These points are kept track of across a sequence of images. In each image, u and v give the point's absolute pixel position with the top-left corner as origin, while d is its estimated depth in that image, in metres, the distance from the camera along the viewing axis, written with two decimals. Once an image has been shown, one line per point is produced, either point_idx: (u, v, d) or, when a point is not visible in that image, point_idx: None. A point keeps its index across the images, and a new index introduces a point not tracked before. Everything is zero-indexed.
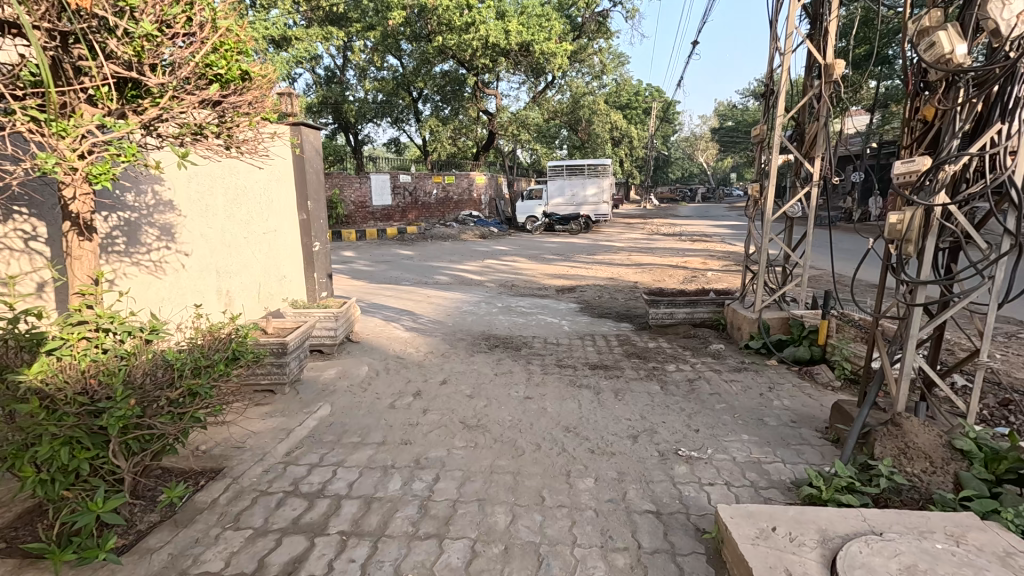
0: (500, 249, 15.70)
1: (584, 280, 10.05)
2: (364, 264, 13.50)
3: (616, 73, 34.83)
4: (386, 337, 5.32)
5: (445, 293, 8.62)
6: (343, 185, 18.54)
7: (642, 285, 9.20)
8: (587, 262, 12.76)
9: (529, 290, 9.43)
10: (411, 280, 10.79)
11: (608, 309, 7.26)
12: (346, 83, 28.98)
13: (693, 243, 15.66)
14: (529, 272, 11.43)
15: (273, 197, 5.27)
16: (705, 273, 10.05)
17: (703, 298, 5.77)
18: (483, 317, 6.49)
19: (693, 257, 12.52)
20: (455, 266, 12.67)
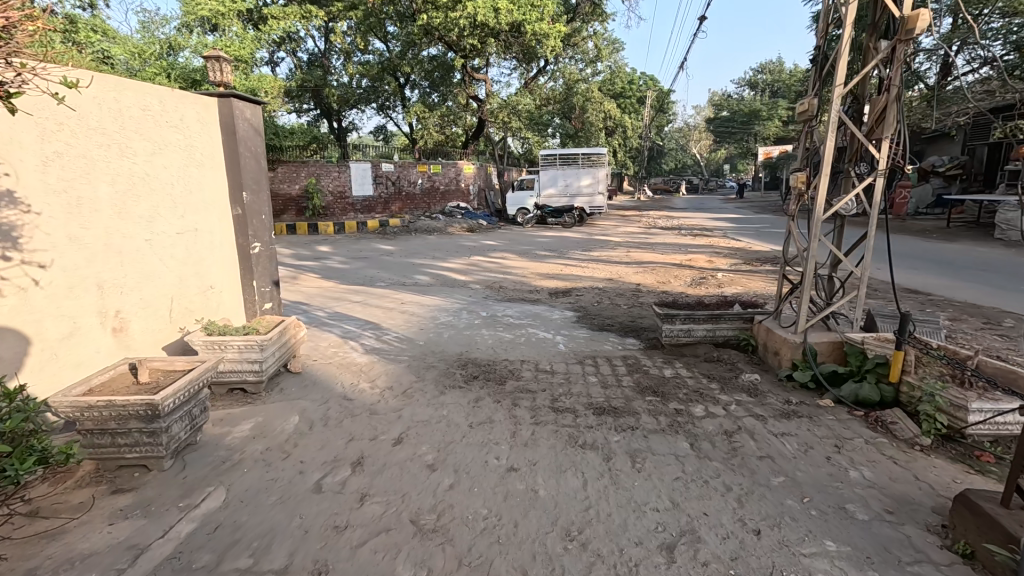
0: (489, 244, 14.66)
1: (581, 282, 9.02)
2: (339, 260, 12.38)
3: (611, 60, 33.61)
4: (338, 364, 4.25)
5: (422, 298, 7.54)
6: (321, 175, 17.33)
7: (646, 288, 8.19)
8: (583, 259, 11.73)
9: (519, 293, 8.38)
10: (388, 280, 9.71)
11: (610, 321, 6.22)
12: (329, 66, 27.59)
13: (694, 238, 14.72)
14: (520, 270, 10.44)
15: (193, 186, 4.16)
16: (716, 274, 9.01)
17: (728, 312, 4.75)
18: (463, 332, 5.43)
19: (699, 255, 11.52)
20: (439, 263, 11.58)
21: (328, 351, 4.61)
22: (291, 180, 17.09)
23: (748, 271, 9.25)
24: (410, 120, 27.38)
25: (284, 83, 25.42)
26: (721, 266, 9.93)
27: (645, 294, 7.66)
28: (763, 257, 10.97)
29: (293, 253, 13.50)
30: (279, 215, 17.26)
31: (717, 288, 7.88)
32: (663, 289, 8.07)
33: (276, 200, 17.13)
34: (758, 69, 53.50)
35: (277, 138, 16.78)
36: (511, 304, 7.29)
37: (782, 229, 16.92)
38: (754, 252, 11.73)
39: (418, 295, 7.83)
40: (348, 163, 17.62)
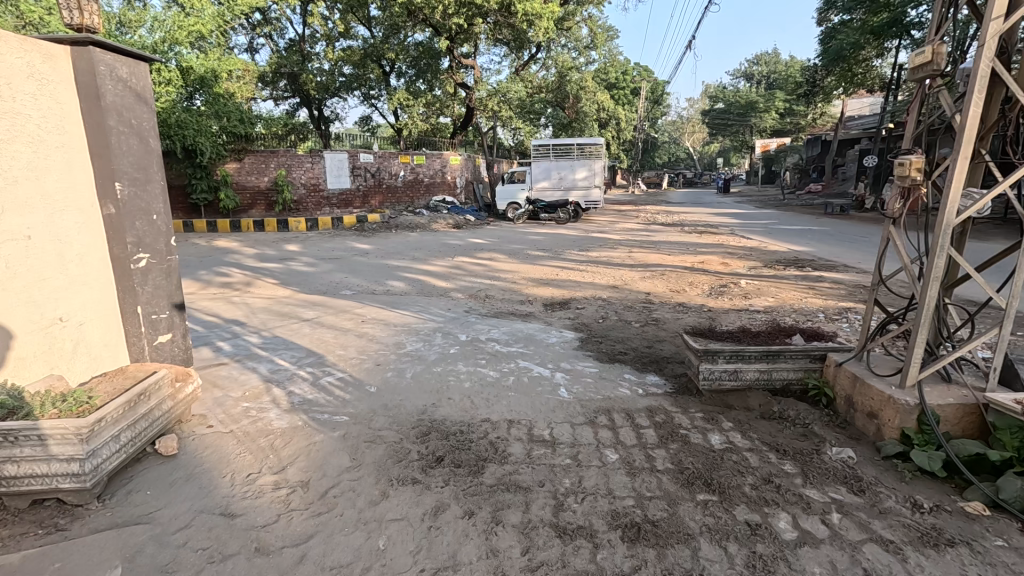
0: (476, 242, 13.36)
1: (580, 290, 7.70)
2: (306, 262, 10.97)
3: (605, 48, 32.32)
4: (242, 433, 2.92)
5: (390, 313, 6.19)
6: (292, 166, 15.81)
7: (659, 298, 6.92)
8: (580, 260, 10.44)
9: (506, 305, 7.05)
10: (355, 287, 8.32)
11: (623, 350, 4.93)
12: (306, 51, 25.95)
13: (700, 236, 13.50)
14: (509, 274, 9.14)
15: (16, 174, 2.82)
16: (736, 280, 7.75)
17: (791, 348, 3.50)
18: (433, 370, 4.11)
19: (709, 256, 10.28)
20: (416, 265, 10.21)
21: (238, 407, 3.27)
22: (259, 171, 15.53)
23: (772, 276, 8.03)
24: (394, 108, 25.91)
25: (258, 67, 23.74)
26: (739, 270, 8.70)
27: (660, 310, 6.37)
28: (782, 258, 9.77)
29: (256, 254, 12.06)
30: (246, 210, 15.74)
31: (744, 299, 6.61)
32: (679, 300, 6.80)
33: (243, 194, 15.59)
34: (754, 61, 52.54)
35: (247, 126, 14.93)
36: (499, 322, 5.97)
37: (792, 226, 15.76)
38: (769, 252, 10.54)
39: (386, 309, 6.47)
40: (322, 153, 16.11)
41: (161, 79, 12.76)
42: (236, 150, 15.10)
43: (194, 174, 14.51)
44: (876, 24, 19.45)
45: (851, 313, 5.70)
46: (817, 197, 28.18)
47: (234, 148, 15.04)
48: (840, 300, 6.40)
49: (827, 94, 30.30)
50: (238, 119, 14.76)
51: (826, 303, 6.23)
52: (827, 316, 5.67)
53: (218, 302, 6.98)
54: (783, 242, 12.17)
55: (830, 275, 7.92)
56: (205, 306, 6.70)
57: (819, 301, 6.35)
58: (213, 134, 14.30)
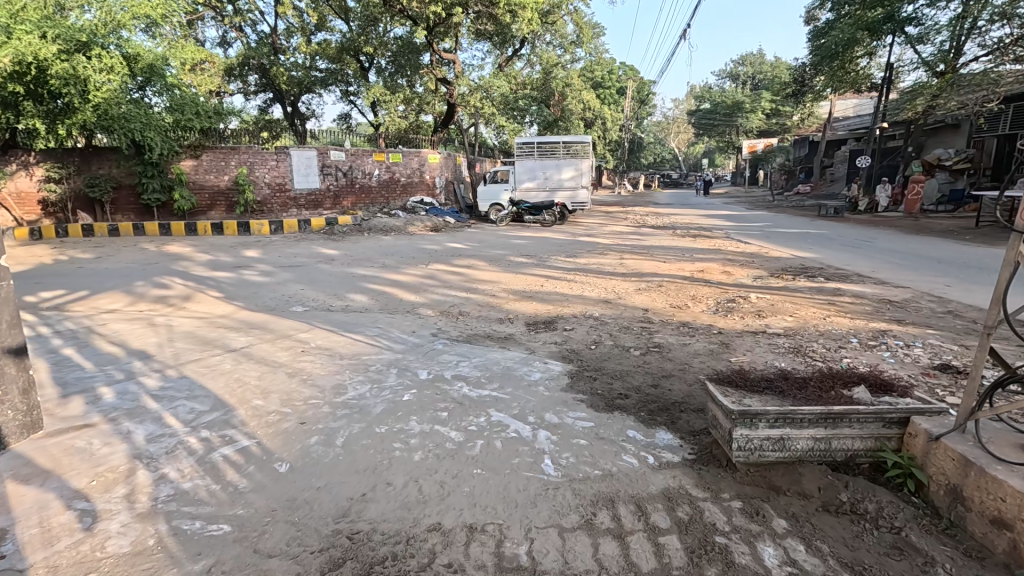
0: (454, 247, 12.34)
1: (568, 305, 6.72)
2: (261, 270, 9.81)
3: (591, 45, 31.54)
4: (46, 570, 1.91)
5: (340, 339, 5.12)
6: (254, 164, 14.61)
7: (659, 317, 5.99)
8: (566, 268, 9.47)
9: (482, 326, 6.04)
10: (309, 302, 7.21)
11: (624, 391, 3.96)
12: (279, 45, 24.60)
13: (695, 240, 12.65)
14: (489, 285, 8.14)
15: None
16: (744, 293, 6.84)
17: (857, 409, 2.57)
18: (374, 431, 3.08)
19: (708, 264, 9.38)
20: (385, 274, 9.14)
21: (63, 516, 2.23)
22: (219, 169, 14.34)
23: (781, 287, 7.16)
24: (371, 104, 24.70)
25: (225, 60, 22.37)
26: (743, 281, 7.80)
27: (661, 332, 5.42)
28: (787, 266, 8.91)
29: (209, 261, 10.87)
30: (205, 212, 14.48)
31: (758, 319, 5.69)
32: (683, 320, 5.86)
33: (201, 194, 14.34)
34: (739, 61, 52.32)
35: (204, 119, 13.59)
36: (471, 349, 4.95)
37: (788, 229, 15.05)
38: (771, 259, 9.69)
39: (337, 332, 5.40)
40: (288, 150, 14.92)
41: (101, 66, 11.42)
42: (192, 147, 13.93)
43: (144, 172, 13.38)
44: (873, 19, 19.59)
45: (888, 337, 4.81)
46: (807, 199, 27.65)
47: (190, 144, 13.85)
48: (869, 319, 5.52)
49: (814, 95, 29.96)
50: (194, 112, 13.43)
51: (855, 323, 5.34)
52: (862, 342, 4.77)
53: (137, 322, 5.85)
54: (783, 247, 11.36)
55: (848, 287, 7.04)
56: (116, 329, 5.53)
57: (845, 320, 5.45)
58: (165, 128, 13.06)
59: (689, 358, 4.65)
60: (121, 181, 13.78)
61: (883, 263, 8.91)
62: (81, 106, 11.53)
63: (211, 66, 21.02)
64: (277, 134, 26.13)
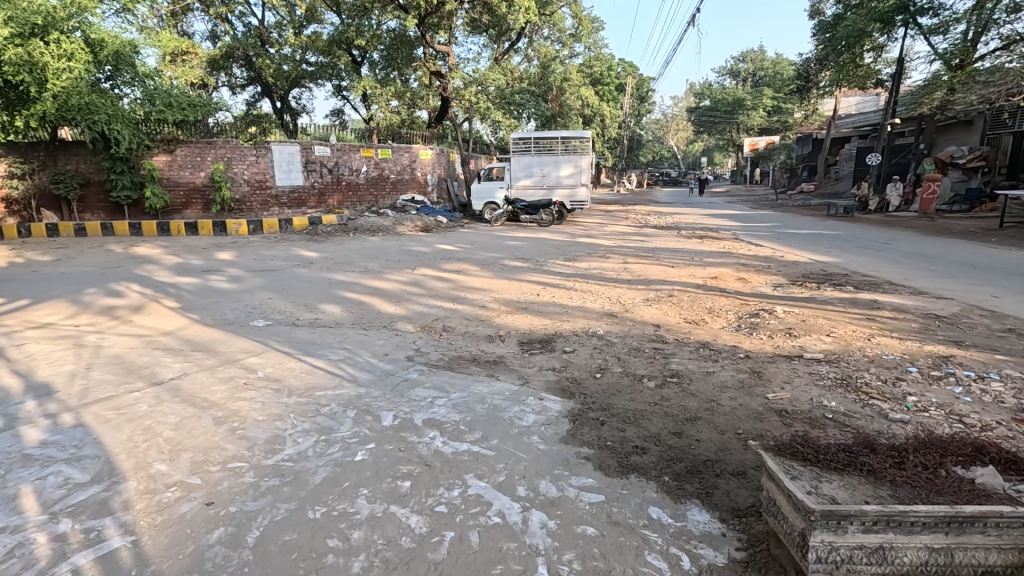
0: (445, 249, 11.50)
1: (568, 319, 5.88)
2: (230, 276, 8.91)
3: (589, 39, 30.71)
4: None
5: (294, 367, 4.25)
6: (232, 159, 13.69)
7: (674, 337, 5.16)
8: (565, 274, 8.63)
9: (468, 346, 5.19)
10: (273, 315, 6.33)
11: (639, 443, 3.13)
12: (266, 37, 23.61)
13: (703, 242, 11.82)
14: (479, 294, 7.28)
15: None
16: (768, 306, 6.02)
17: (999, 510, 1.77)
18: (305, 521, 2.24)
19: (720, 270, 8.55)
20: (365, 281, 8.27)
21: None
22: (194, 165, 13.43)
23: (809, 299, 6.33)
24: (362, 99, 23.73)
25: (208, 51, 21.32)
26: (764, 291, 6.97)
27: (678, 358, 4.58)
28: (808, 272, 8.10)
29: (176, 264, 9.98)
30: (179, 210, 13.56)
31: (791, 339, 4.87)
32: (702, 341, 5.02)
33: (176, 192, 13.43)
34: (740, 58, 51.45)
35: (183, 112, 12.67)
36: (452, 380, 4.10)
37: (799, 229, 14.27)
38: (788, 264, 8.87)
39: (293, 356, 4.54)
40: (269, 145, 14.00)
41: (61, 52, 10.56)
42: (166, 141, 13.01)
43: (113, 168, 12.44)
44: (884, 10, 19.02)
45: (954, 366, 4.00)
46: (812, 198, 26.88)
47: (164, 137, 12.94)
48: (922, 340, 4.70)
49: (818, 91, 29.23)
50: (168, 104, 12.53)
51: (908, 347, 4.51)
52: (923, 372, 3.94)
53: (62, 343, 4.95)
54: (799, 249, 10.55)
55: (885, 299, 6.21)
56: (31, 351, 4.65)
57: (895, 342, 4.63)
58: (135, 121, 12.18)
59: (716, 393, 3.81)
60: (89, 178, 12.89)
61: (913, 270, 8.11)
62: (40, 96, 10.62)
63: (193, 57, 20.03)
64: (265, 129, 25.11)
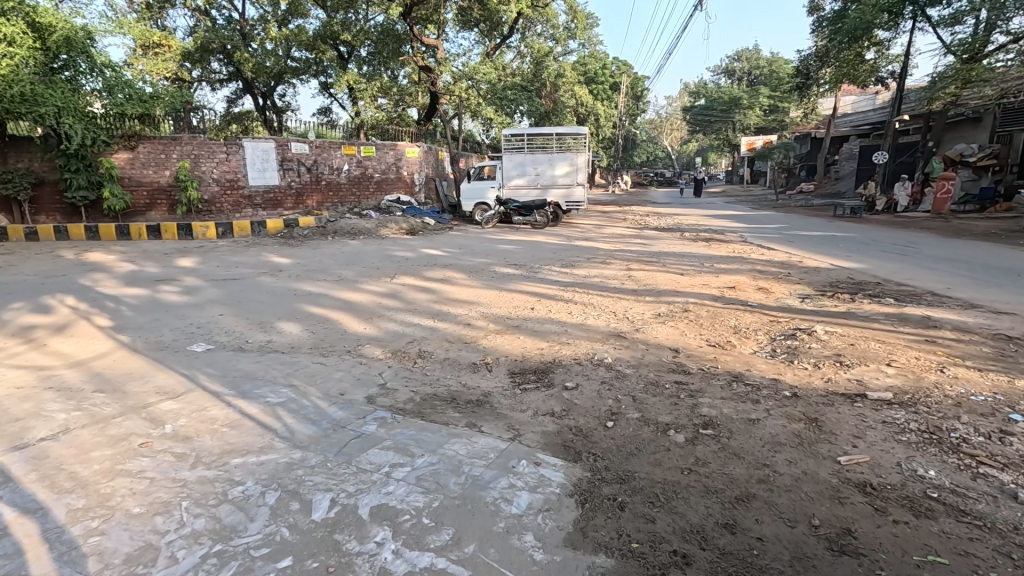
0: (431, 253, 10.54)
1: (568, 341, 4.94)
2: (184, 286, 7.89)
3: (584, 36, 29.87)
4: None
5: (215, 418, 3.27)
6: (199, 156, 12.60)
7: (698, 367, 4.24)
8: (562, 283, 7.71)
9: (448, 379, 4.24)
10: (218, 336, 5.31)
11: (678, 545, 2.19)
12: (247, 31, 22.56)
13: (710, 245, 10.95)
14: (464, 308, 6.34)
15: None
16: (805, 325, 5.11)
17: None
18: None
19: (735, 278, 7.64)
20: (335, 292, 7.28)
21: None
22: (158, 163, 12.36)
23: (847, 315, 5.43)
24: (348, 95, 22.68)
25: (184, 44, 20.17)
26: (792, 305, 6.06)
27: (706, 397, 3.66)
28: (835, 281, 7.23)
29: (129, 273, 8.96)
30: (143, 212, 12.47)
31: (843, 370, 3.96)
32: (734, 373, 4.09)
33: (138, 192, 12.34)
34: (735, 57, 50.80)
35: (143, 106, 11.79)
36: (422, 433, 3.15)
37: (809, 231, 13.45)
38: (810, 271, 7.99)
39: (220, 399, 3.56)
40: (240, 141, 12.98)
41: None
42: (127, 137, 11.93)
43: (67, 166, 11.36)
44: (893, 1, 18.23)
45: None
46: (813, 198, 26.23)
47: (124, 133, 11.87)
48: (1008, 372, 3.79)
49: (817, 89, 28.55)
50: (128, 96, 11.65)
51: (996, 382, 3.60)
52: None
53: None
54: (816, 253, 9.69)
55: (937, 315, 5.32)
56: None
57: (976, 375, 3.72)
58: (88, 115, 11.15)
59: (767, 452, 2.90)
60: (43, 177, 11.79)
61: (952, 277, 7.25)
62: None
63: (167, 50, 18.98)
64: (246, 127, 24.05)
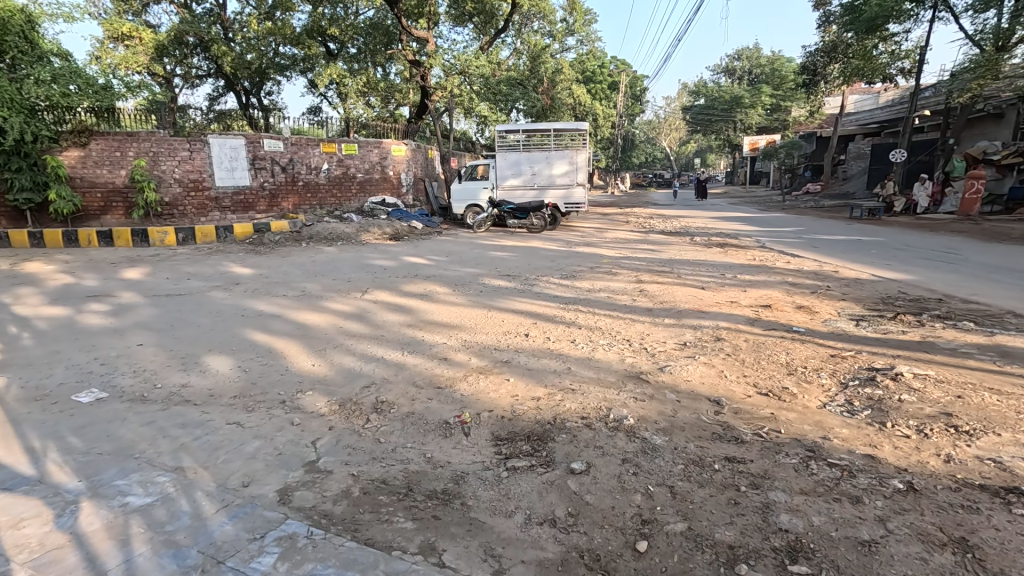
0: (413, 262, 9.36)
1: (572, 387, 3.76)
2: (117, 304, 6.69)
3: (582, 31, 28.70)
4: None
5: (21, 546, 2.09)
6: (158, 154, 11.42)
7: (755, 433, 3.07)
8: (563, 299, 6.54)
9: (407, 453, 3.05)
10: (120, 378, 4.12)
11: None
12: (227, 25, 21.25)
13: (727, 252, 9.78)
14: (440, 334, 5.16)
15: None
16: (880, 362, 3.94)
17: None
18: None
19: (766, 292, 6.47)
20: (291, 313, 6.08)
21: None
22: (113, 162, 11.17)
23: (927, 347, 4.25)
24: (333, 92, 21.39)
25: (157, 36, 18.80)
26: (849, 331, 4.88)
27: (779, 491, 2.49)
28: (888, 297, 6.08)
29: (62, 286, 7.76)
30: (97, 216, 11.28)
31: (964, 442, 2.79)
32: (808, 444, 2.92)
33: (91, 194, 11.15)
34: (736, 56, 49.68)
35: (91, 96, 10.68)
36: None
37: (830, 235, 12.32)
38: (852, 284, 6.83)
39: (50, 503, 2.36)
40: (206, 137, 11.79)
41: None
42: (75, 132, 10.77)
43: (6, 164, 10.08)
44: None
45: None
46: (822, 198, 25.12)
47: (73, 129, 10.74)
48: None
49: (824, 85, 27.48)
50: (78, 87, 10.50)
51: None
52: None
53: None
54: (850, 261, 8.54)
55: None
56: None
57: None
58: (29, 108, 9.96)
59: None
60: None
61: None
62: None
63: (138, 42, 17.70)
64: (228, 126, 22.77)
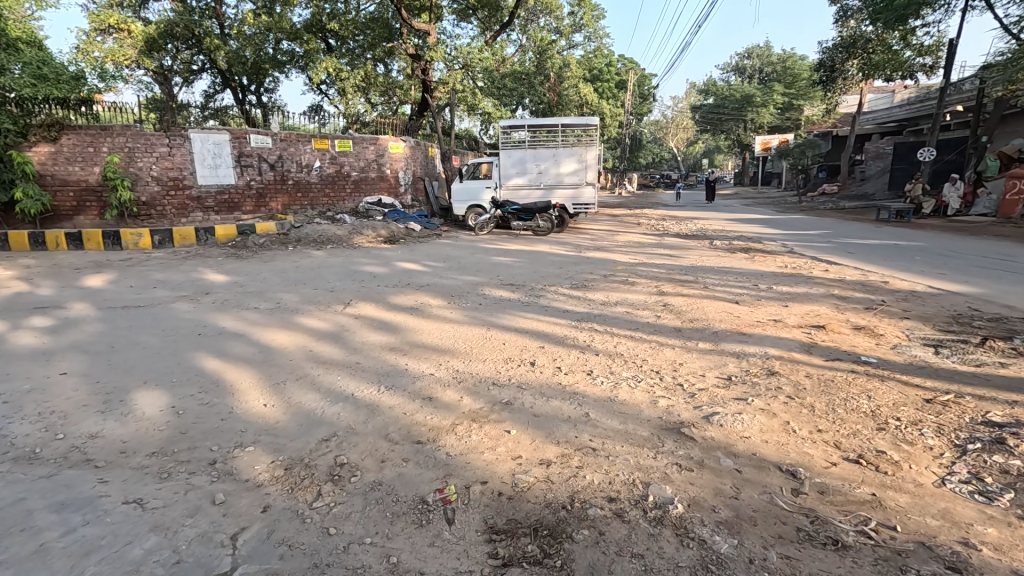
0: (406, 268, 8.47)
1: (593, 447, 2.84)
2: (62, 317, 5.86)
3: (590, 27, 27.73)
4: None
5: None
6: (134, 150, 10.61)
7: (860, 531, 2.14)
8: (574, 314, 5.62)
9: (362, 556, 2.14)
10: (17, 424, 3.26)
11: None
12: (221, 18, 20.43)
13: (754, 258, 8.83)
14: (426, 361, 4.25)
15: None
16: (998, 414, 3.00)
17: None
18: None
19: (811, 308, 5.54)
20: (257, 331, 5.21)
21: None
22: (86, 158, 10.38)
23: None
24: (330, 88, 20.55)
25: (146, 29, 18.01)
26: (932, 362, 3.93)
27: None
28: (960, 314, 5.12)
29: (13, 295, 6.96)
30: (69, 217, 10.50)
31: None
32: (946, 556, 1.99)
33: (63, 192, 10.37)
34: (746, 54, 48.57)
35: (60, 88, 9.72)
36: None
37: (861, 238, 11.34)
38: (910, 298, 5.88)
39: None
40: (186, 132, 10.96)
41: None
42: (46, 126, 10.03)
43: None
44: None
45: None
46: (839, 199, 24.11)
47: (43, 121, 9.99)
48: None
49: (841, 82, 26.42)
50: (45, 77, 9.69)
51: None
52: None
53: None
54: (896, 269, 7.58)
55: None
56: None
57: None
58: None
59: None
60: None
61: None
62: None
63: (128, 35, 17.02)
64: (223, 124, 21.98)
